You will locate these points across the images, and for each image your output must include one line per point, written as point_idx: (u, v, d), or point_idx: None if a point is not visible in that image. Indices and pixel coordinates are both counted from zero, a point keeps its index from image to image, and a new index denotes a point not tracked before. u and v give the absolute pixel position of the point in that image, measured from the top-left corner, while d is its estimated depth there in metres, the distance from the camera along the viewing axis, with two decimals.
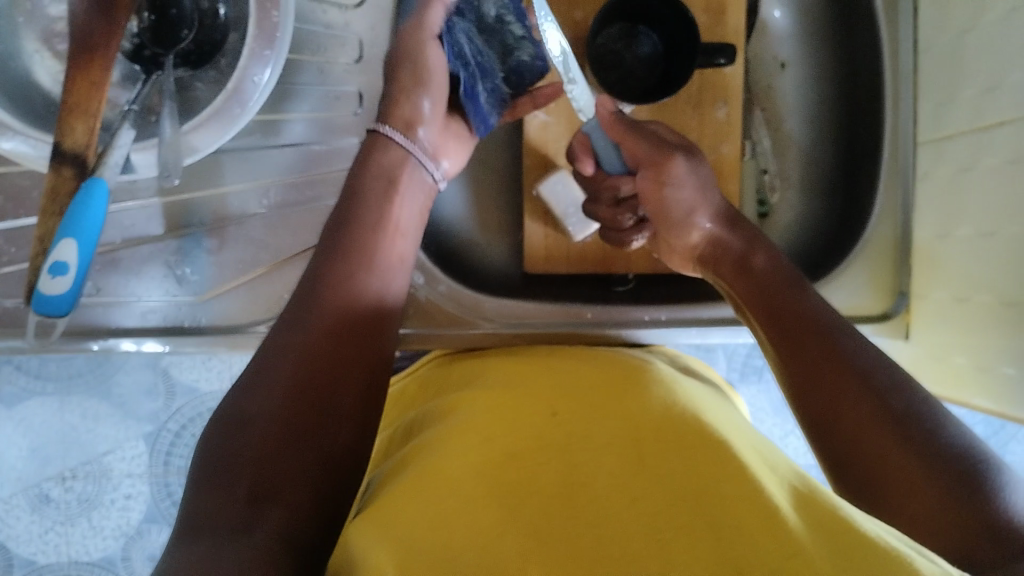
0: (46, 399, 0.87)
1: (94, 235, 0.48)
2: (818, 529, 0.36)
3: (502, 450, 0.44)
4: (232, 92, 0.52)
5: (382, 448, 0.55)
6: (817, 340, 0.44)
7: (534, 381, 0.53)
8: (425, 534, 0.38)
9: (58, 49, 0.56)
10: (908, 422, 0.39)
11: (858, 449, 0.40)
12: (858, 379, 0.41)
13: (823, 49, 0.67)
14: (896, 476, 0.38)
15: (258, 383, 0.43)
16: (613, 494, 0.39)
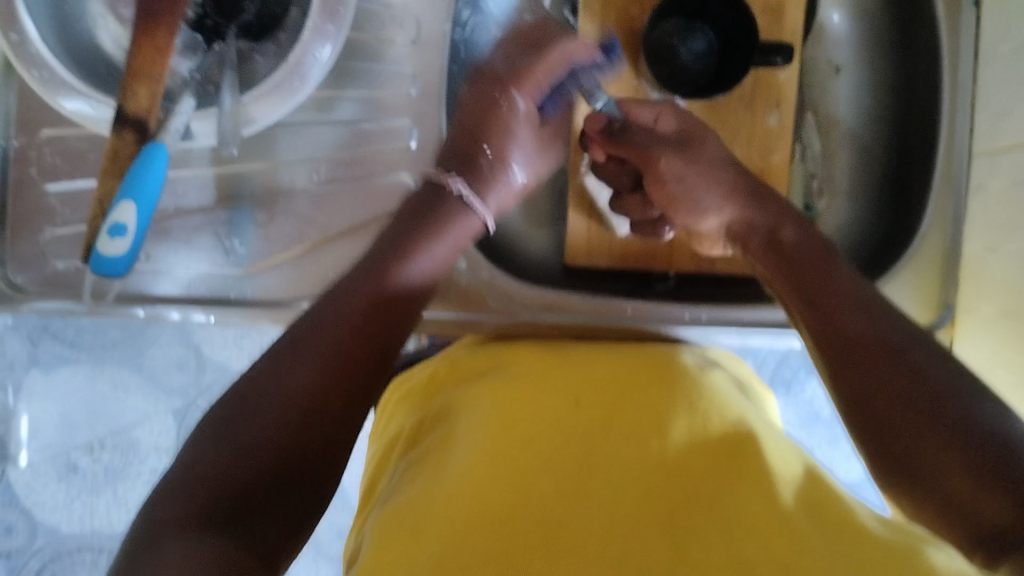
0: (79, 367, 0.88)
1: (152, 198, 0.49)
2: (831, 535, 0.36)
3: (521, 435, 0.44)
4: (293, 66, 0.53)
5: (405, 423, 0.55)
6: (861, 318, 0.44)
7: (557, 365, 0.53)
8: (446, 525, 0.38)
9: (122, 14, 0.57)
10: (941, 389, 0.39)
11: (887, 417, 0.40)
12: (888, 350, 0.42)
13: (880, 55, 0.66)
14: (930, 440, 0.38)
15: (269, 388, 0.42)
16: (630, 487, 0.40)
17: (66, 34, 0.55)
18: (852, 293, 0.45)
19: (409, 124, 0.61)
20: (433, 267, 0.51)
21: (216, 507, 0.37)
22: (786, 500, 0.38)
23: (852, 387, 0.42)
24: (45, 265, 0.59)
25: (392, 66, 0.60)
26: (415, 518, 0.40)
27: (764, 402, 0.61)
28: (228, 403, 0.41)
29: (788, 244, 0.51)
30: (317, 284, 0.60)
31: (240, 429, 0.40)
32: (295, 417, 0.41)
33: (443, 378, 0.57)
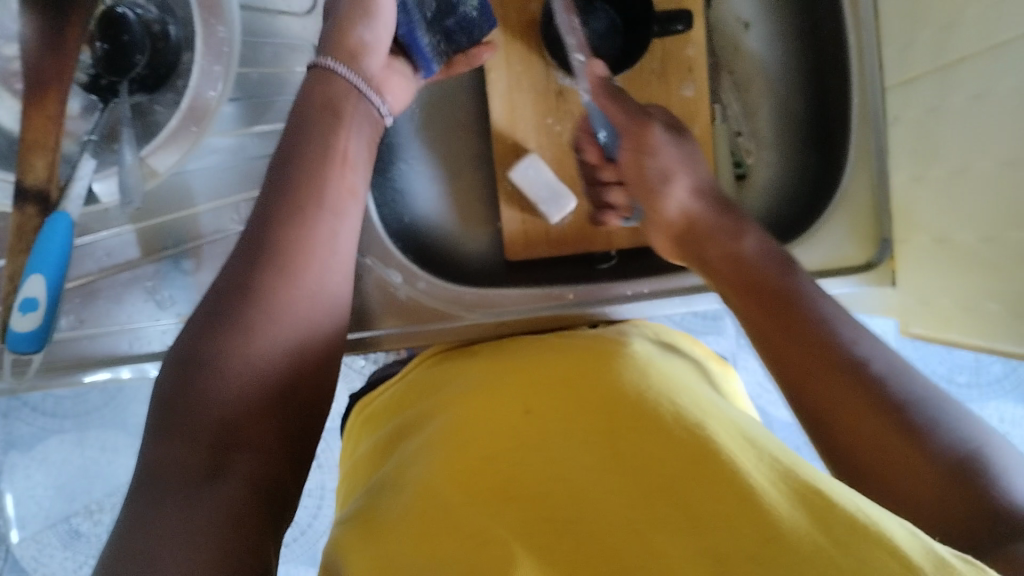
0: (64, 436, 0.88)
1: (59, 267, 0.48)
2: (802, 505, 0.36)
3: (482, 449, 0.44)
4: (185, 111, 0.55)
5: (368, 445, 0.55)
6: (799, 306, 0.44)
7: (515, 370, 0.53)
8: (419, 548, 0.38)
9: (15, 88, 0.55)
10: (885, 402, 0.39)
11: (844, 434, 0.39)
12: (833, 370, 0.40)
13: (784, 3, 0.66)
14: (885, 464, 0.38)
15: (211, 331, 0.42)
16: (598, 486, 0.40)
17: None
18: (785, 298, 0.45)
19: None
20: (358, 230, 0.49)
21: (193, 468, 0.38)
22: (748, 476, 0.38)
23: (806, 406, 0.41)
24: None
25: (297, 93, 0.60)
26: (381, 538, 0.40)
27: (715, 366, 0.60)
28: (177, 369, 0.41)
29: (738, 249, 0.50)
30: None
31: (207, 383, 0.40)
32: (250, 366, 0.41)
33: (397, 408, 0.56)
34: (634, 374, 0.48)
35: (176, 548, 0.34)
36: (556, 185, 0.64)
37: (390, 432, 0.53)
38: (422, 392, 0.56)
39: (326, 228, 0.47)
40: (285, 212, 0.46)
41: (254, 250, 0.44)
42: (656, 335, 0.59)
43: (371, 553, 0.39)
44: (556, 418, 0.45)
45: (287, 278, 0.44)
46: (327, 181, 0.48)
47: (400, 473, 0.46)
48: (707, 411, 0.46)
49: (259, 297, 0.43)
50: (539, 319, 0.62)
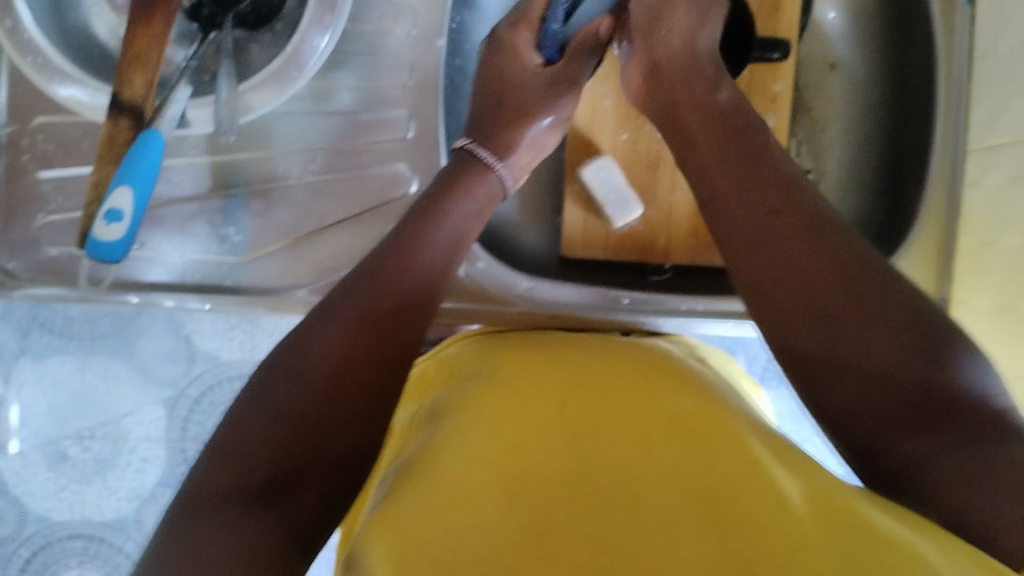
0: (70, 357, 0.88)
1: (148, 186, 0.49)
2: (829, 521, 0.36)
3: (510, 441, 0.44)
4: (290, 55, 0.53)
5: (402, 419, 0.55)
6: (797, 224, 0.41)
7: (551, 365, 0.53)
8: (431, 524, 0.38)
9: (117, 2, 0.57)
10: (871, 289, 0.38)
11: (824, 321, 0.38)
12: (825, 258, 0.39)
13: (874, 50, 0.67)
14: (865, 357, 0.37)
15: (298, 361, 0.42)
16: (618, 489, 0.40)
17: (60, 20, 0.55)
18: (782, 182, 0.43)
19: (406, 115, 0.60)
20: (460, 233, 0.51)
21: (251, 483, 0.38)
22: (783, 493, 0.38)
23: (783, 296, 0.40)
24: (39, 251, 0.59)
25: (388, 56, 0.60)
26: (393, 519, 0.39)
27: (746, 384, 0.61)
28: (254, 390, 0.41)
29: (738, 133, 0.46)
30: (315, 272, 0.59)
31: (306, 360, 0.42)
32: (345, 366, 0.42)
33: (436, 383, 0.57)
34: (671, 389, 0.48)
35: (229, 522, 0.36)
36: (626, 188, 0.63)
37: (429, 407, 0.53)
38: (458, 372, 0.55)
39: (415, 265, 0.47)
40: (390, 259, 0.47)
41: (383, 257, 0.47)
42: (692, 351, 0.59)
43: (387, 526, 0.38)
44: (586, 416, 0.45)
45: (403, 268, 0.46)
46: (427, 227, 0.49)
47: (430, 447, 0.46)
48: (742, 421, 0.46)
49: (380, 288, 0.45)
50: (591, 319, 0.63)
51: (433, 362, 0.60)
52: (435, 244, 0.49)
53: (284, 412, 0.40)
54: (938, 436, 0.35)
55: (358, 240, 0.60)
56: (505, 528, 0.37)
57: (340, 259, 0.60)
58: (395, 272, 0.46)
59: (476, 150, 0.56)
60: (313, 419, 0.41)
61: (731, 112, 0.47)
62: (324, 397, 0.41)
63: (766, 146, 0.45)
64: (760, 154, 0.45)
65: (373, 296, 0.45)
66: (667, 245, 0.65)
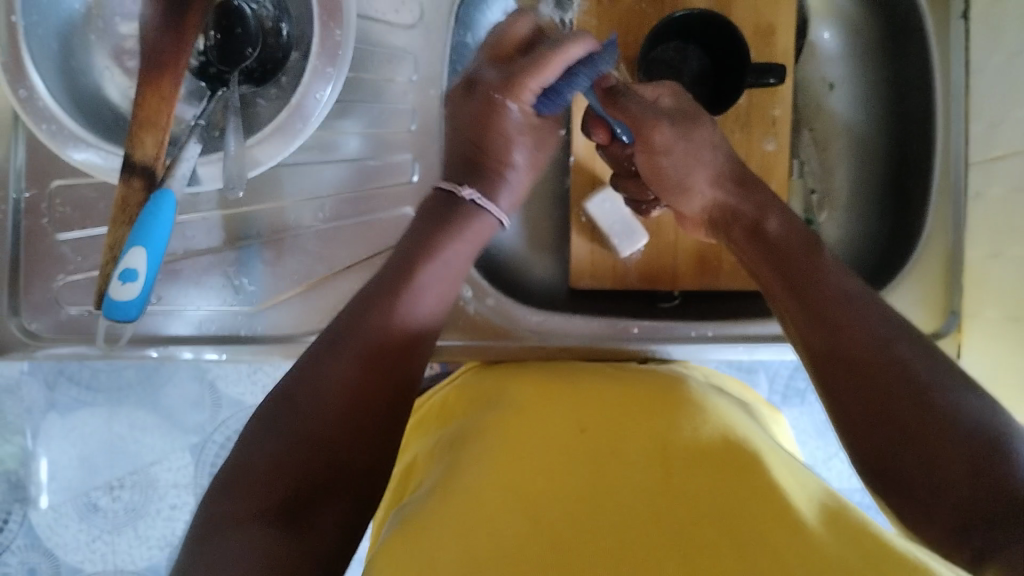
0: (98, 409, 0.89)
1: (161, 245, 0.50)
2: (841, 541, 0.37)
3: (531, 464, 0.45)
4: (294, 108, 0.55)
5: (420, 449, 0.56)
6: (852, 316, 0.43)
7: (574, 393, 0.53)
8: (453, 548, 0.39)
9: (128, 66, 0.59)
10: (934, 395, 0.38)
11: (891, 422, 0.39)
12: (879, 363, 0.40)
13: (872, 68, 0.67)
14: (931, 461, 0.37)
15: (312, 384, 0.44)
16: (636, 508, 0.40)
17: (73, 87, 0.57)
18: (842, 293, 0.44)
19: (411, 159, 0.62)
20: (449, 276, 0.53)
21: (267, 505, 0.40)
22: (794, 512, 0.39)
23: (850, 406, 0.41)
24: (59, 311, 0.60)
25: (392, 103, 0.61)
26: (410, 557, 0.39)
27: (762, 407, 0.61)
28: (270, 408, 0.44)
29: (795, 244, 0.49)
30: (327, 318, 0.61)
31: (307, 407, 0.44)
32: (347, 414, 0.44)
33: (452, 407, 0.58)
34: (690, 410, 0.49)
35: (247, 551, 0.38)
36: (631, 218, 0.64)
37: (443, 437, 0.54)
38: (472, 403, 0.56)
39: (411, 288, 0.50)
40: (385, 288, 0.49)
41: (369, 303, 0.48)
42: (705, 377, 0.59)
43: (410, 556, 0.39)
44: (608, 439, 0.46)
45: (391, 316, 0.48)
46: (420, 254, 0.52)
47: (452, 476, 0.47)
48: (763, 444, 0.47)
49: (370, 334, 0.47)
50: (602, 351, 0.63)
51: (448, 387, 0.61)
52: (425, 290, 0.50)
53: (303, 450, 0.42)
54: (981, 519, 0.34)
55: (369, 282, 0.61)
56: (527, 547, 0.38)
57: None
58: (382, 321, 0.47)
59: (465, 193, 0.56)
60: (327, 435, 0.43)
61: (785, 232, 0.50)
62: (336, 430, 0.44)
63: (816, 253, 0.47)
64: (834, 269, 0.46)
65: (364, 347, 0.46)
66: (675, 272, 0.65)
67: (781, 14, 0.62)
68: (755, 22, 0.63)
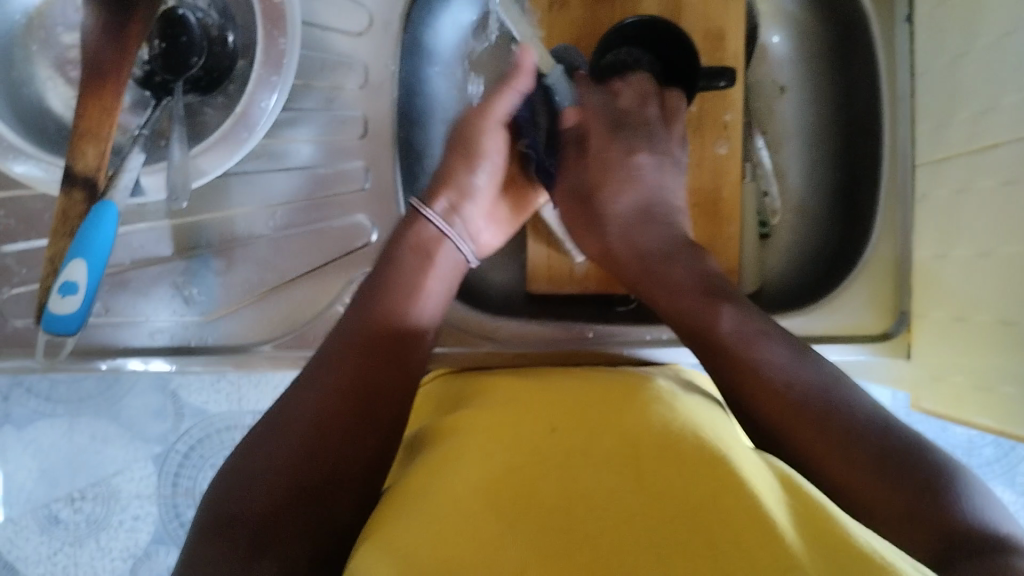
0: (56, 421, 0.88)
1: (102, 258, 0.49)
2: (806, 541, 0.37)
3: (506, 463, 0.44)
4: (239, 117, 0.54)
5: (390, 453, 0.55)
6: (763, 389, 0.44)
7: (539, 393, 0.53)
8: (427, 548, 0.38)
9: (71, 76, 0.58)
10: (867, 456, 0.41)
11: (833, 458, 0.41)
12: (794, 416, 0.43)
13: (822, 73, 0.68)
14: (876, 502, 0.40)
15: (286, 425, 0.44)
16: (616, 507, 0.40)
17: (15, 97, 0.56)
18: (738, 334, 0.47)
19: (362, 167, 0.61)
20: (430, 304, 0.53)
21: (237, 546, 0.40)
22: (765, 509, 0.39)
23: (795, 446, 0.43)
24: (5, 324, 0.59)
25: (343, 111, 0.61)
26: (383, 555, 0.39)
27: None
28: (246, 453, 0.44)
29: (690, 306, 0.50)
30: (279, 328, 0.60)
31: (278, 434, 0.44)
32: (310, 442, 0.44)
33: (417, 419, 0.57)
34: (652, 408, 0.49)
35: None
36: None
37: (407, 443, 0.53)
38: (439, 411, 0.56)
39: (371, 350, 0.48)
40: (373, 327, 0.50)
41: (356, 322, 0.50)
42: (678, 373, 0.59)
43: (379, 554, 0.39)
44: (576, 435, 0.46)
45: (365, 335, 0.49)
46: (382, 305, 0.51)
47: (416, 478, 0.46)
48: (724, 439, 0.47)
49: (343, 359, 0.48)
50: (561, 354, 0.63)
51: (420, 393, 0.60)
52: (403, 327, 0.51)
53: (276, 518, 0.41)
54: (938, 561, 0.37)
55: (320, 292, 0.60)
56: (501, 548, 0.38)
57: (306, 312, 0.60)
58: (349, 340, 0.49)
59: (426, 212, 0.56)
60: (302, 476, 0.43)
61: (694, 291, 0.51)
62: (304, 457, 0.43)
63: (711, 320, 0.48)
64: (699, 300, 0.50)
65: (337, 372, 0.47)
66: None
67: (730, 18, 0.63)
68: (703, 27, 0.63)
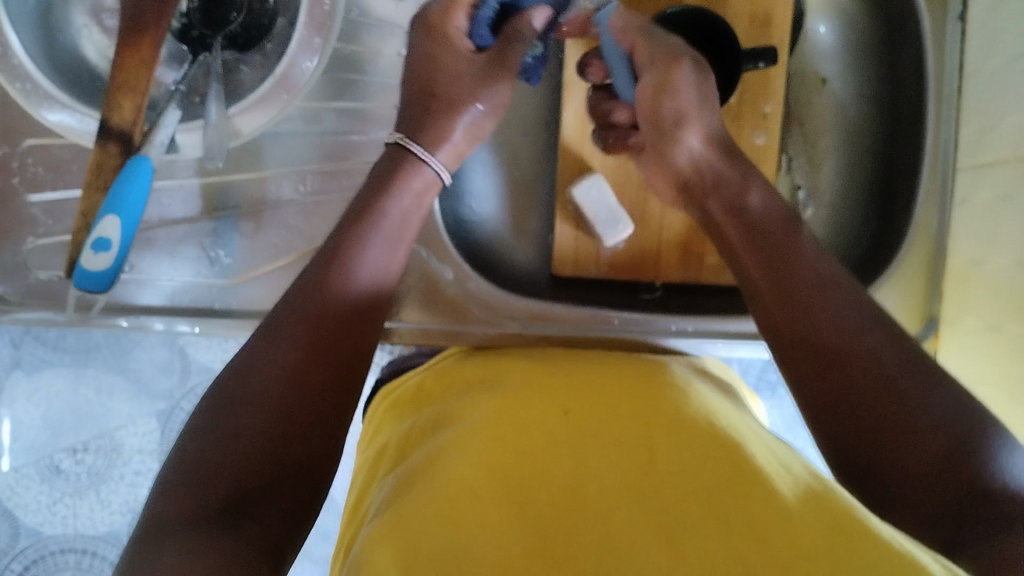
0: (61, 370, 0.87)
1: (136, 213, 0.50)
2: (823, 523, 0.36)
3: (515, 448, 0.44)
4: (279, 78, 0.57)
5: (394, 433, 0.54)
6: (825, 299, 0.43)
7: (561, 376, 0.52)
8: (438, 534, 0.38)
9: (106, 24, 0.58)
10: (910, 395, 0.38)
11: (862, 429, 0.39)
12: (846, 334, 0.41)
13: (866, 67, 0.67)
14: (909, 451, 0.37)
15: (248, 388, 0.42)
16: (627, 494, 0.39)
17: None
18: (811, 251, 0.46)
19: (391, 135, 0.59)
20: (389, 261, 0.50)
21: (213, 493, 0.38)
22: (774, 495, 0.38)
23: (821, 417, 0.41)
24: (29, 275, 0.59)
25: (380, 78, 0.59)
26: (400, 535, 0.39)
27: (745, 394, 0.60)
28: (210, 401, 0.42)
29: (773, 219, 0.47)
30: None
31: (249, 379, 0.42)
32: (283, 397, 0.42)
33: (431, 394, 0.55)
34: (674, 396, 0.48)
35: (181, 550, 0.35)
36: (615, 206, 0.63)
37: (415, 424, 0.52)
38: (455, 386, 0.54)
39: (343, 289, 0.47)
40: (325, 275, 0.47)
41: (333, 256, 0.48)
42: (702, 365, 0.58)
43: (391, 540, 0.38)
44: (592, 423, 0.45)
45: (346, 283, 0.47)
46: (357, 240, 0.49)
47: (430, 459, 0.45)
48: (743, 427, 0.46)
49: (325, 296, 0.46)
50: (581, 340, 0.63)
51: (429, 372, 0.59)
52: (371, 272, 0.49)
53: (243, 473, 0.39)
54: (959, 520, 0.35)
55: None
56: (518, 533, 0.37)
57: None
58: (337, 283, 0.47)
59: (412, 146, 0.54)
60: (273, 425, 0.41)
61: (766, 213, 0.48)
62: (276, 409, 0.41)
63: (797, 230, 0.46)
64: (768, 265, 0.45)
65: (314, 311, 0.45)
66: (658, 264, 0.65)
67: (779, 5, 0.61)
68: (750, 14, 0.62)
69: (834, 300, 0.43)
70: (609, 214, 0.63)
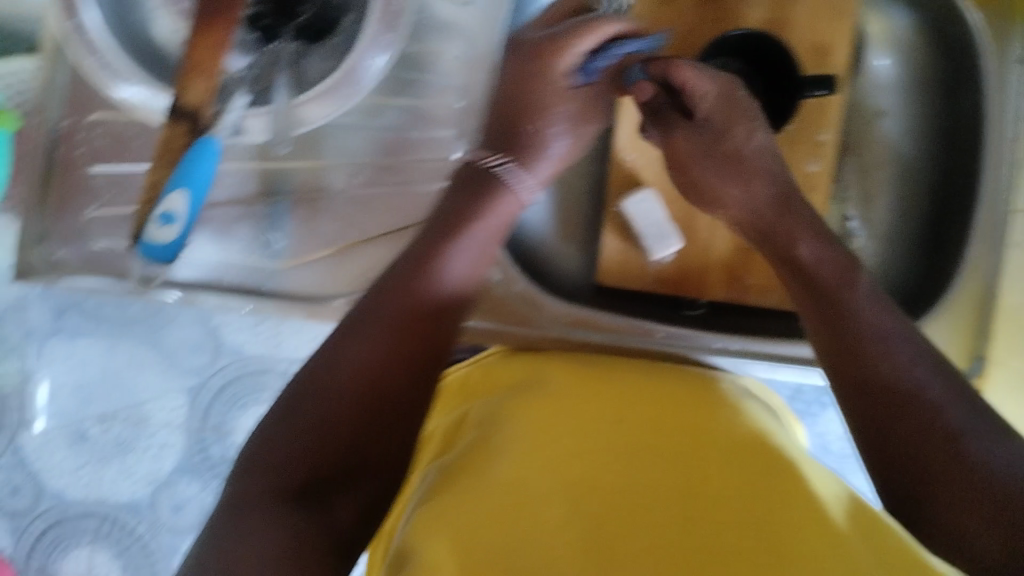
0: (97, 339, 0.89)
1: (201, 190, 0.51)
2: (876, 551, 0.37)
3: (567, 452, 0.44)
4: (347, 70, 0.54)
5: (444, 424, 0.55)
6: (885, 348, 0.43)
7: (614, 384, 0.53)
8: (487, 530, 0.38)
9: (180, 7, 0.60)
10: (972, 452, 0.39)
11: (920, 478, 0.40)
12: (902, 388, 0.41)
13: (926, 102, 0.67)
14: (962, 507, 0.38)
15: (322, 390, 0.43)
16: (679, 506, 0.40)
17: (123, 23, 0.57)
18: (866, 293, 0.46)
19: (454, 135, 0.60)
20: (471, 264, 0.49)
21: (285, 487, 0.40)
22: (828, 516, 0.39)
23: (880, 450, 0.42)
24: (86, 244, 0.60)
25: (442, 76, 0.60)
26: (447, 528, 0.39)
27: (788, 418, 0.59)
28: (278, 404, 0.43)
29: (827, 262, 0.47)
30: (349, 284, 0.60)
31: (324, 380, 0.43)
32: (355, 399, 0.43)
33: (483, 386, 0.57)
34: (725, 411, 0.49)
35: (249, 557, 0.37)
36: (668, 223, 0.64)
37: (461, 418, 0.53)
38: (504, 384, 0.55)
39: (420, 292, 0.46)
40: (411, 273, 0.47)
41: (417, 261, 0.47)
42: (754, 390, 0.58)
43: (438, 532, 0.39)
44: (642, 434, 0.46)
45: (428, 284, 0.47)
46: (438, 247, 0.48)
47: (480, 452, 0.46)
48: (795, 449, 0.47)
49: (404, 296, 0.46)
50: (623, 350, 0.63)
51: (474, 368, 0.59)
52: (450, 275, 0.48)
53: (306, 476, 0.41)
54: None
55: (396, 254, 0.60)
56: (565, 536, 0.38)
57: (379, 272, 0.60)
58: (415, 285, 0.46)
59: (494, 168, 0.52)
60: (342, 427, 0.42)
61: (822, 259, 0.47)
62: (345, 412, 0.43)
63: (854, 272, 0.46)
64: (823, 309, 0.46)
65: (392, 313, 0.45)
66: (704, 281, 0.65)
67: (843, 34, 0.61)
68: (814, 40, 0.62)
69: (891, 348, 0.43)
70: (661, 229, 0.63)
